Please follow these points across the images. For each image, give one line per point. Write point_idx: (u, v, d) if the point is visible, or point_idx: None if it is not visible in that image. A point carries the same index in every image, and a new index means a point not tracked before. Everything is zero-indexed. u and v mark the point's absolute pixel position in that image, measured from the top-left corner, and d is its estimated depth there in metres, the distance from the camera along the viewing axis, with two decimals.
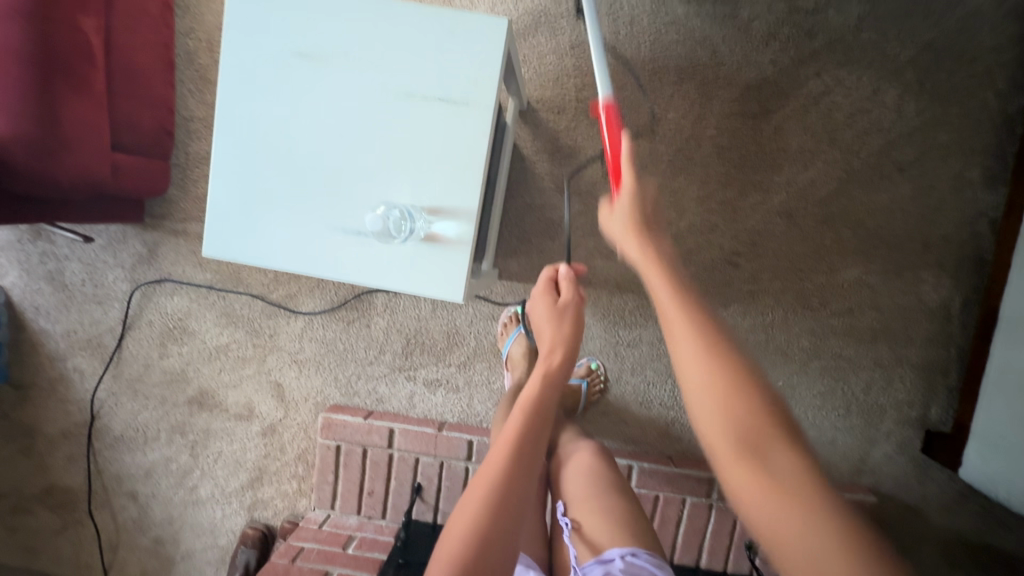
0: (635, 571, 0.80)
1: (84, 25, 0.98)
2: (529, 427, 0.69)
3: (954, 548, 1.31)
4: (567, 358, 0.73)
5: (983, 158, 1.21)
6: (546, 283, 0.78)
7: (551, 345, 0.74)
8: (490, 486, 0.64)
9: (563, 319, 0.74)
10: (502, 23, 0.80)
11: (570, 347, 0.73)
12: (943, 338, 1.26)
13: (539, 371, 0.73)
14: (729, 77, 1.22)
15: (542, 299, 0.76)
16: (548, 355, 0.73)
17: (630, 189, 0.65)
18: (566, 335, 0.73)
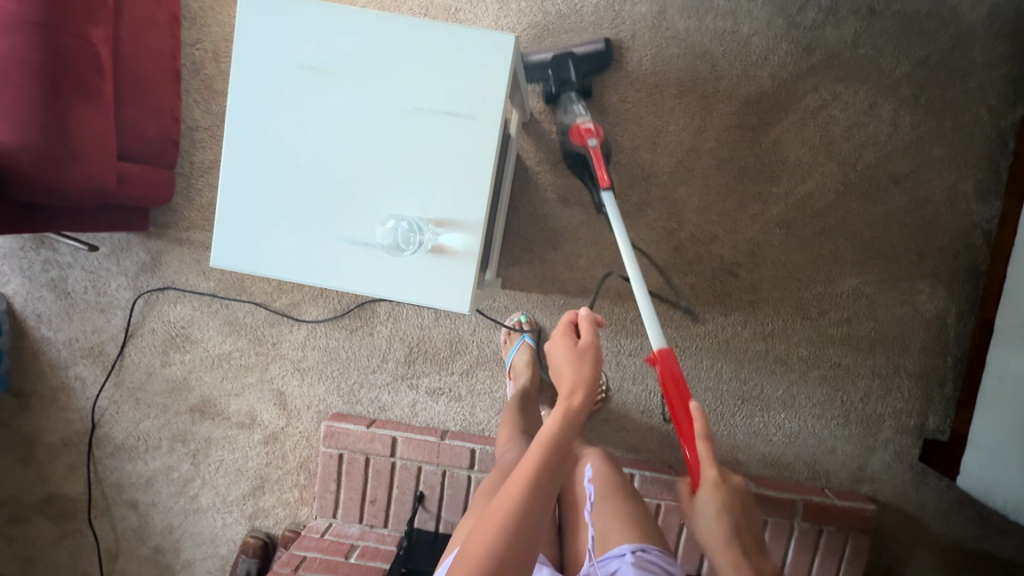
0: (645, 565, 0.82)
1: (94, 36, 0.99)
2: (546, 462, 0.67)
3: (952, 556, 1.32)
4: (588, 398, 0.72)
5: (976, 171, 1.24)
6: (567, 326, 0.80)
7: (573, 384, 0.73)
8: (503, 517, 0.63)
9: (584, 360, 0.74)
10: (509, 39, 0.81)
11: (591, 386, 0.73)
12: (940, 347, 1.28)
13: (559, 409, 0.71)
14: (729, 91, 1.25)
15: (561, 340, 0.78)
16: (568, 393, 0.72)
17: (714, 482, 0.73)
18: (586, 375, 0.73)
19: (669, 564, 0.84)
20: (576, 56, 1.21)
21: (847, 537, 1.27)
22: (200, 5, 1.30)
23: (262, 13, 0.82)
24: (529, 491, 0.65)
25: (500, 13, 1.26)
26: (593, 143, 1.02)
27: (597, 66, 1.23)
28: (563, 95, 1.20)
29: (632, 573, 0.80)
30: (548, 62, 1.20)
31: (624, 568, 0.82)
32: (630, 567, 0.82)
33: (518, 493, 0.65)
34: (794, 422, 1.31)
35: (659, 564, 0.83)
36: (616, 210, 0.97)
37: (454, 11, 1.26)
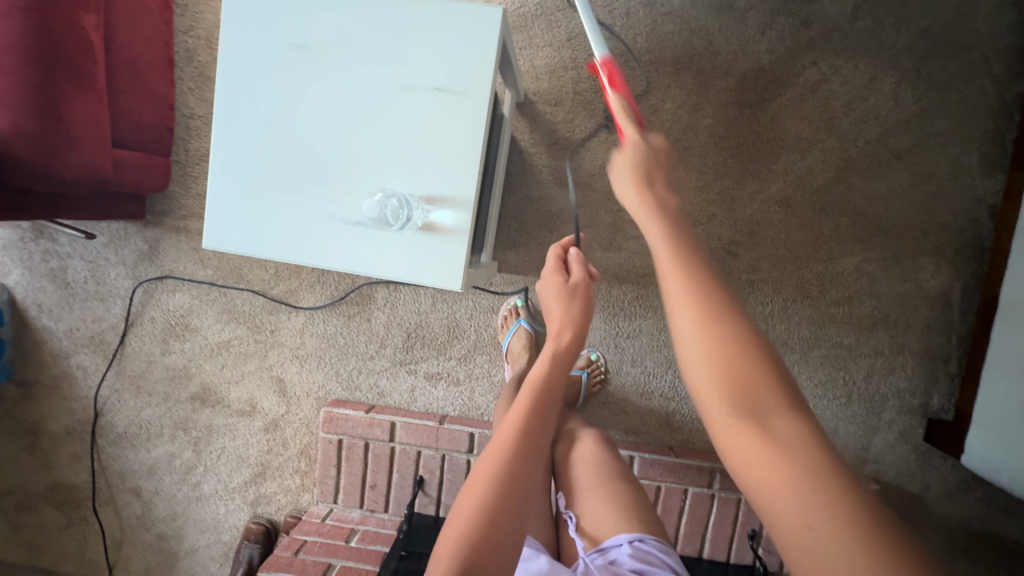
0: (643, 556, 0.81)
1: (87, 23, 0.99)
2: (535, 410, 0.67)
3: (957, 536, 1.31)
4: (577, 338, 0.70)
5: (980, 144, 1.21)
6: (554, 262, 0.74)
7: (560, 326, 0.69)
8: (493, 475, 0.62)
9: (572, 299, 0.70)
10: (497, 13, 0.81)
11: (581, 324, 0.69)
12: (944, 325, 1.26)
13: (547, 352, 0.69)
14: (725, 67, 1.23)
15: (552, 278, 0.72)
16: (555, 334, 0.69)
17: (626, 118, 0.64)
18: (575, 313, 0.69)
19: (669, 556, 0.83)
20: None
21: None
22: None
23: None
24: (517, 447, 0.64)
25: None
26: None
27: None
28: None
29: (630, 566, 0.79)
30: None
31: (622, 558, 0.81)
32: (628, 558, 0.81)
33: (506, 448, 0.64)
34: None
35: (659, 556, 0.82)
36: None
37: None
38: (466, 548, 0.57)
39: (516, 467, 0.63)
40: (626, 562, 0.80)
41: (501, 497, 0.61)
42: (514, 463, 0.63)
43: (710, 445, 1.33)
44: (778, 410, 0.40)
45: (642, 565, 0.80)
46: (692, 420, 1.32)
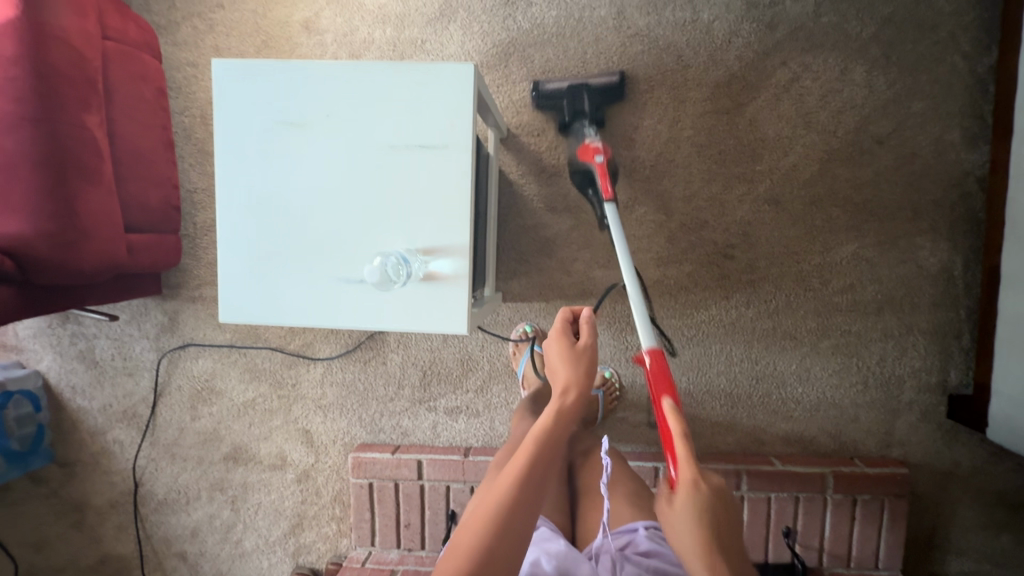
0: (659, 539, 0.85)
1: (90, 122, 1.06)
2: (538, 454, 0.66)
3: (995, 509, 1.30)
4: (580, 398, 0.72)
5: (960, 119, 1.23)
6: (561, 326, 0.79)
7: (566, 384, 0.73)
8: (497, 504, 0.61)
9: (578, 361, 0.75)
10: (469, 69, 0.85)
11: (583, 388, 0.73)
12: (951, 301, 1.26)
13: (551, 409, 0.71)
14: (698, 79, 1.26)
15: (558, 340, 0.78)
16: (560, 393, 0.72)
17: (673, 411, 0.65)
18: (579, 377, 0.73)
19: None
20: (592, 89, 1.23)
21: (882, 503, 1.26)
22: (183, 75, 1.36)
23: (236, 79, 0.87)
24: (521, 481, 0.63)
25: (465, 37, 1.30)
26: (601, 160, 1.10)
27: (609, 99, 1.24)
28: (575, 125, 1.23)
29: (646, 544, 0.83)
30: (564, 92, 1.22)
31: (638, 540, 0.85)
32: (644, 540, 0.84)
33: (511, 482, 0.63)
34: (813, 394, 1.31)
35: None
36: (619, 223, 0.98)
37: (422, 43, 1.31)
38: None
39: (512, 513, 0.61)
40: (642, 542, 0.83)
41: (496, 536, 0.59)
42: (510, 511, 0.61)
43: (733, 446, 1.33)
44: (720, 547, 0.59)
45: (660, 545, 0.83)
46: (712, 424, 1.33)
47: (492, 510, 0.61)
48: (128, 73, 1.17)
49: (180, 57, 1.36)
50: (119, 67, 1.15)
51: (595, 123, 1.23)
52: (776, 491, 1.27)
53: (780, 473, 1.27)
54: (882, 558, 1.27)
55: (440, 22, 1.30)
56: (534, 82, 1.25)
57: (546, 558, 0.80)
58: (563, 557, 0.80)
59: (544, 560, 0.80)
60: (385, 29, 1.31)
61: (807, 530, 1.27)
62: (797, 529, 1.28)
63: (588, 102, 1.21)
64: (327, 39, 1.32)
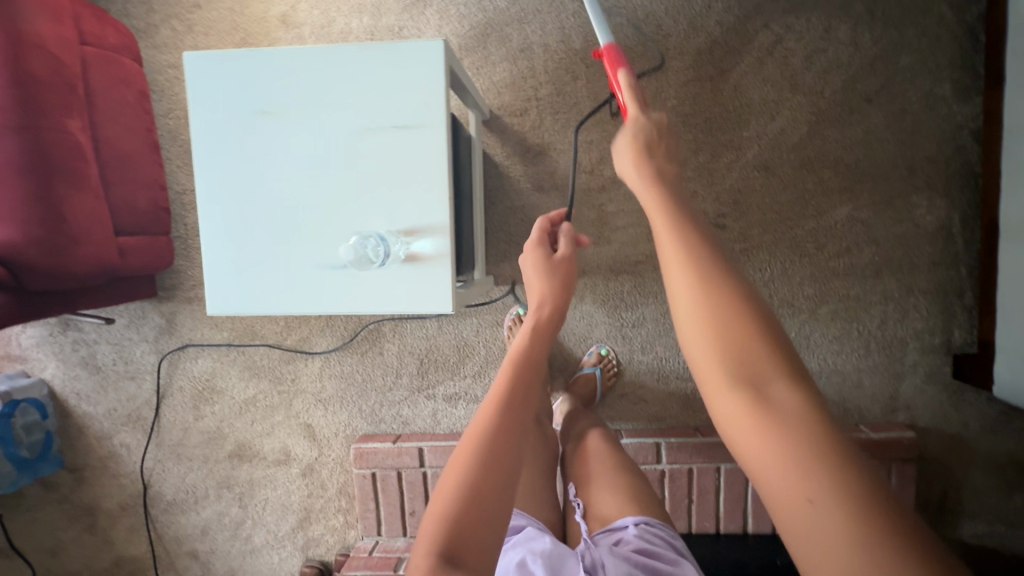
0: (650, 537, 0.82)
1: (73, 127, 1.06)
2: (519, 374, 0.67)
3: (1007, 469, 1.27)
4: (555, 312, 0.75)
5: (950, 72, 1.20)
6: (540, 235, 0.83)
7: (540, 299, 0.75)
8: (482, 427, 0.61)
9: (552, 274, 0.78)
10: (438, 44, 0.84)
11: (557, 303, 0.76)
12: (950, 259, 1.24)
13: (529, 325, 0.73)
14: (679, 47, 1.24)
15: (535, 251, 0.80)
16: (535, 308, 0.75)
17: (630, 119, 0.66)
18: (551, 291, 0.76)
19: (672, 537, 0.85)
20: None
21: (890, 469, 1.24)
22: (166, 78, 1.37)
23: (207, 71, 0.87)
24: (505, 398, 0.63)
25: (442, 19, 1.29)
26: None
27: None
28: None
29: (636, 545, 0.80)
30: None
31: (627, 538, 0.82)
32: (633, 538, 0.82)
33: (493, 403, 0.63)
34: (813, 362, 1.29)
35: (662, 537, 0.83)
36: None
37: (399, 29, 1.30)
38: (455, 512, 0.55)
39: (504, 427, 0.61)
40: (632, 541, 0.81)
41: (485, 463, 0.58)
42: (500, 427, 0.61)
43: None
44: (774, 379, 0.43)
45: (649, 544, 0.80)
46: None
47: (477, 433, 0.61)
48: (110, 77, 1.18)
49: (162, 60, 1.36)
50: (99, 72, 1.16)
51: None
52: None
53: None
54: None
55: (416, 7, 1.29)
56: None
57: (532, 558, 0.79)
58: (548, 558, 0.80)
59: (530, 561, 0.79)
60: (362, 18, 1.30)
61: None
62: None
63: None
64: (305, 31, 1.32)
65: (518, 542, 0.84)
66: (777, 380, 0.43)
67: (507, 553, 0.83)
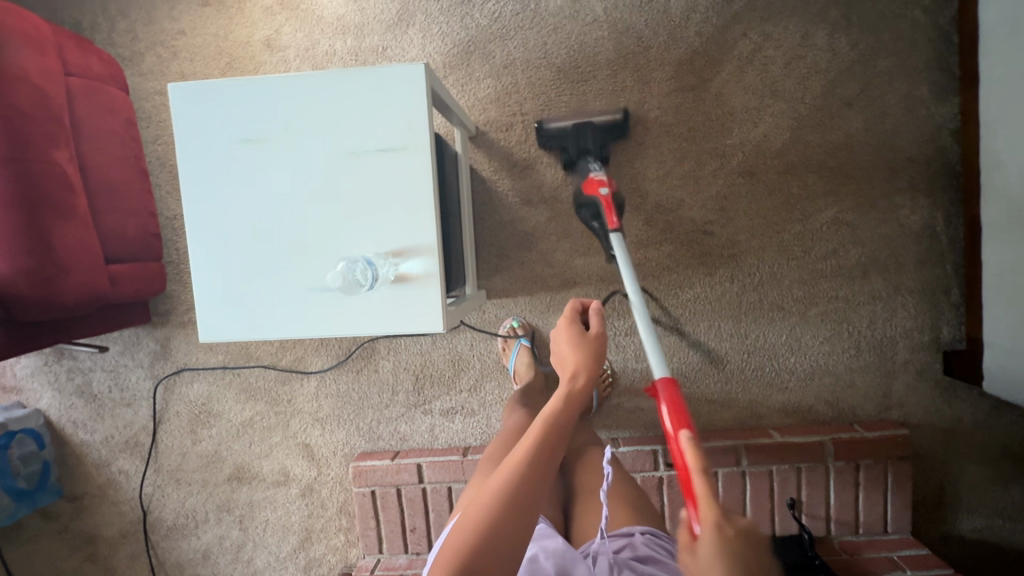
0: (655, 545, 0.83)
1: (60, 157, 1.07)
2: (545, 441, 0.68)
3: (1002, 462, 1.28)
4: (590, 381, 0.74)
5: (927, 74, 1.22)
6: (571, 313, 0.82)
7: (575, 369, 0.74)
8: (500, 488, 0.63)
9: (589, 350, 0.76)
10: (420, 69, 0.85)
11: (593, 372, 0.74)
12: (936, 257, 1.25)
13: (561, 393, 0.72)
14: (661, 58, 1.26)
15: (567, 329, 0.79)
16: (568, 377, 0.73)
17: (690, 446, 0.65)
18: (588, 362, 0.75)
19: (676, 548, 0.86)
20: (594, 126, 1.21)
21: (885, 467, 1.25)
22: (153, 104, 1.38)
23: (193, 100, 0.88)
24: (527, 463, 0.65)
25: (425, 39, 1.30)
26: (605, 192, 1.06)
27: (614, 136, 1.23)
28: (581, 162, 1.19)
29: (642, 550, 0.81)
30: (568, 133, 1.21)
31: (634, 544, 0.83)
32: (640, 544, 0.83)
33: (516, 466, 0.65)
34: (805, 363, 1.30)
35: (668, 548, 0.84)
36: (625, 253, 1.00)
37: (383, 50, 1.31)
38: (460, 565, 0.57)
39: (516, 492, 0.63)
40: (638, 546, 0.82)
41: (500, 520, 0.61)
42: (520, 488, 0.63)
43: (731, 423, 1.32)
44: None
45: (655, 551, 0.81)
46: (707, 403, 1.32)
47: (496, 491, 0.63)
48: (96, 107, 1.19)
49: (149, 87, 1.37)
50: (84, 102, 1.16)
51: (601, 162, 1.19)
52: (776, 464, 1.26)
53: (778, 445, 1.26)
54: (890, 521, 1.27)
55: (399, 27, 1.31)
56: (538, 120, 1.24)
57: (544, 554, 0.81)
58: (560, 555, 0.80)
59: (542, 557, 0.80)
60: (346, 39, 1.32)
61: (812, 500, 1.26)
62: (802, 500, 1.27)
63: (593, 139, 1.20)
64: (290, 54, 1.33)
65: (532, 538, 0.86)
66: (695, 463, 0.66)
67: None
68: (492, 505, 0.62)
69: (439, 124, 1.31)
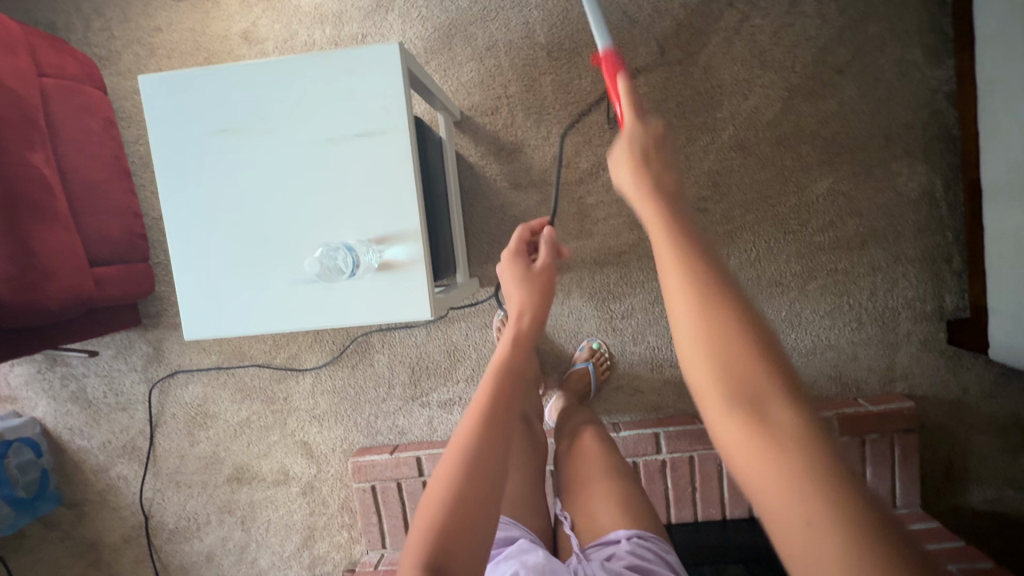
0: (642, 552, 0.80)
1: (36, 160, 1.05)
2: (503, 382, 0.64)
3: (1009, 432, 1.26)
4: (537, 318, 0.74)
5: (920, 36, 1.19)
6: (517, 246, 0.83)
7: (520, 307, 0.74)
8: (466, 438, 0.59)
9: (530, 286, 0.76)
10: (394, 48, 0.83)
11: (538, 310, 0.74)
12: (935, 225, 1.23)
13: (511, 333, 0.71)
14: (646, 32, 1.23)
15: (510, 264, 0.80)
16: (516, 317, 0.73)
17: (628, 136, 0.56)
18: (533, 299, 0.75)
19: (665, 551, 0.82)
20: None
21: (892, 441, 1.23)
22: (133, 104, 1.36)
23: (165, 92, 0.86)
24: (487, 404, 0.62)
25: (404, 24, 1.27)
26: None
27: None
28: None
29: (629, 561, 0.78)
30: None
31: (620, 554, 0.80)
32: (626, 553, 0.79)
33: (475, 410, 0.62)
34: (806, 339, 1.27)
35: (655, 553, 0.81)
36: None
37: (362, 37, 1.29)
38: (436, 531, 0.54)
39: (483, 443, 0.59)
40: (625, 557, 0.78)
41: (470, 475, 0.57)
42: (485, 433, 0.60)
43: None
44: (774, 393, 0.37)
45: (641, 560, 0.78)
46: None
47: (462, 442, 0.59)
48: (73, 107, 1.17)
49: (128, 88, 1.35)
50: (60, 103, 1.14)
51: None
52: None
53: None
54: (899, 497, 1.25)
55: (378, 12, 1.28)
56: None
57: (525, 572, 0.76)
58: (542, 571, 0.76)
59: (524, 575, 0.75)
60: (324, 28, 1.29)
61: None
62: None
63: None
64: (269, 46, 1.31)
65: (512, 555, 0.80)
66: (778, 398, 0.37)
67: (500, 565, 0.79)
68: (459, 461, 0.58)
69: (423, 110, 1.28)
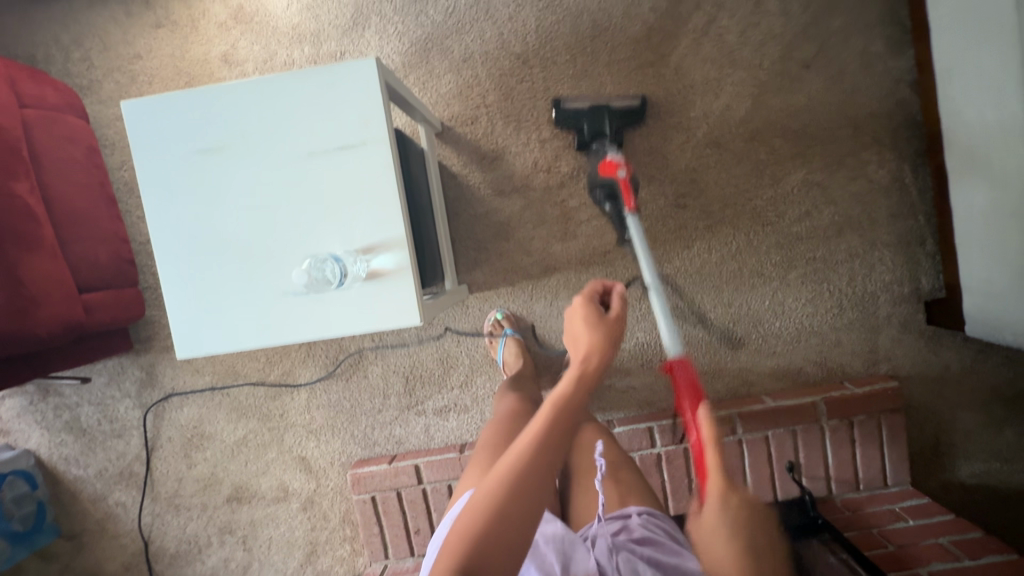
0: (652, 526, 0.84)
1: (19, 189, 1.05)
2: (555, 422, 0.67)
3: (992, 406, 1.29)
4: (603, 362, 0.72)
5: (880, 29, 1.23)
6: (590, 295, 0.81)
7: (589, 346, 0.73)
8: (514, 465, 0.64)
9: (597, 325, 0.75)
10: (372, 63, 0.85)
11: (607, 350, 0.72)
12: (908, 210, 1.26)
13: (573, 374, 0.71)
14: (616, 38, 1.27)
15: (584, 307, 0.78)
16: (583, 356, 0.71)
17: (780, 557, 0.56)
18: (601, 337, 0.73)
19: (672, 529, 0.86)
20: None
21: (879, 421, 1.26)
22: (115, 131, 1.37)
23: (146, 114, 0.88)
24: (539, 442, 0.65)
25: (382, 40, 1.30)
26: None
27: None
28: None
29: (641, 531, 0.82)
30: None
31: (632, 526, 0.84)
32: (638, 526, 0.83)
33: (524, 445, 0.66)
34: (790, 327, 1.30)
35: (664, 528, 0.85)
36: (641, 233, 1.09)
37: (341, 55, 1.31)
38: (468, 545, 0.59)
39: (522, 479, 0.63)
40: (637, 529, 0.83)
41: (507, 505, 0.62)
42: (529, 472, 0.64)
43: (723, 393, 1.33)
44: None
45: (652, 532, 0.82)
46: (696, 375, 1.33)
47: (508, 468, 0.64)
48: (55, 136, 1.18)
49: (110, 115, 1.37)
50: (42, 132, 1.15)
51: None
52: (771, 429, 1.26)
53: (770, 410, 1.26)
54: (889, 475, 1.27)
55: (355, 30, 1.30)
56: None
57: (543, 539, 0.81)
58: (558, 539, 0.81)
59: (541, 543, 0.81)
60: (303, 48, 1.32)
61: (810, 462, 1.26)
62: (800, 463, 1.27)
63: None
64: (249, 67, 1.33)
65: None
66: None
67: None
68: (504, 485, 0.63)
69: (404, 123, 1.30)
